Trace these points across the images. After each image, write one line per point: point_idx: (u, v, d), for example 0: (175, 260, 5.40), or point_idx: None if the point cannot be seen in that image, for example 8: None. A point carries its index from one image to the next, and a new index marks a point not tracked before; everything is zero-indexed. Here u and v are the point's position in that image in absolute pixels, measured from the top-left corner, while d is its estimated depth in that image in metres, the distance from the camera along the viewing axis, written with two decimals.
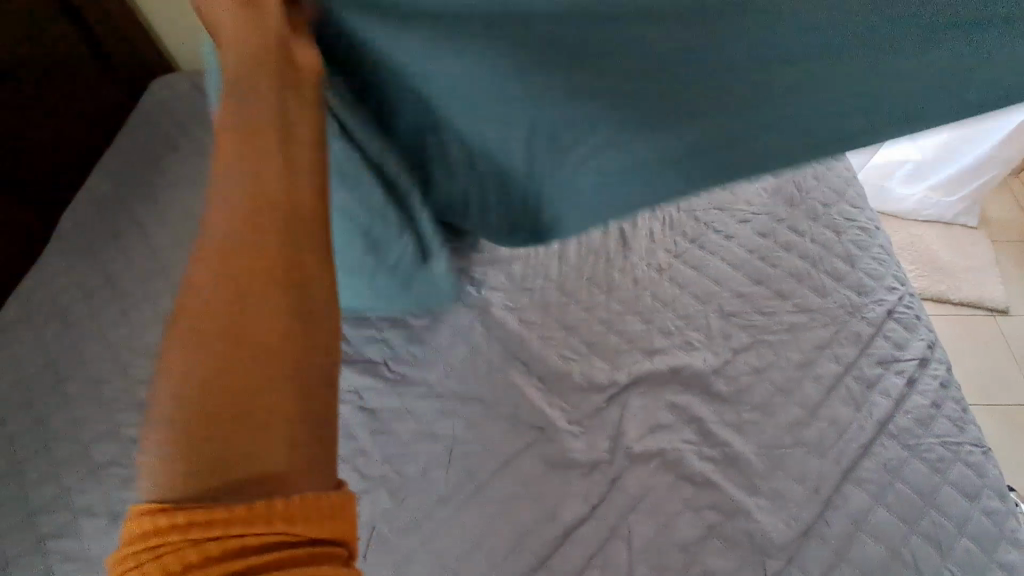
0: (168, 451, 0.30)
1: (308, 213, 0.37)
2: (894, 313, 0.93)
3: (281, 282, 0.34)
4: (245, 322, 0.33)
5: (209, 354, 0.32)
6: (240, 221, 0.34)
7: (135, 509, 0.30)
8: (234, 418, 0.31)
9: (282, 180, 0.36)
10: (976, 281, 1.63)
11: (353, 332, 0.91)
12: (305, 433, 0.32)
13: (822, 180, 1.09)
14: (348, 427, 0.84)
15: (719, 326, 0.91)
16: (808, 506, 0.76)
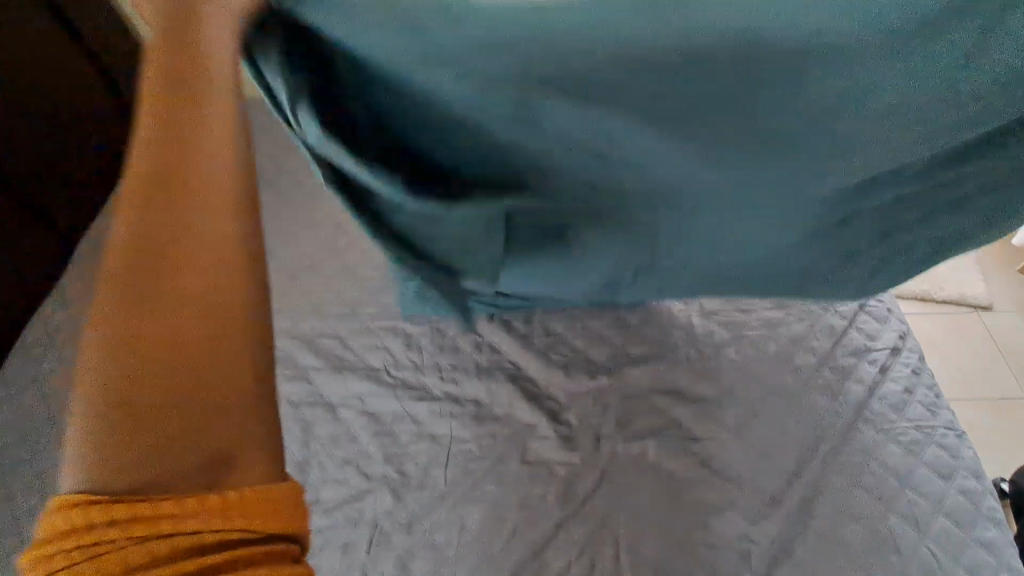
0: (103, 441, 0.31)
1: (247, 203, 0.38)
2: (867, 306, 0.98)
3: (218, 274, 0.35)
4: (188, 315, 0.34)
5: (141, 345, 0.33)
6: (169, 212, 0.35)
7: (63, 498, 0.30)
8: (171, 410, 0.32)
9: (216, 171, 0.37)
10: (958, 278, 1.68)
11: (356, 341, 1.00)
12: (250, 424, 0.35)
13: None
14: (352, 431, 0.90)
15: (700, 323, 0.96)
16: (789, 489, 0.80)
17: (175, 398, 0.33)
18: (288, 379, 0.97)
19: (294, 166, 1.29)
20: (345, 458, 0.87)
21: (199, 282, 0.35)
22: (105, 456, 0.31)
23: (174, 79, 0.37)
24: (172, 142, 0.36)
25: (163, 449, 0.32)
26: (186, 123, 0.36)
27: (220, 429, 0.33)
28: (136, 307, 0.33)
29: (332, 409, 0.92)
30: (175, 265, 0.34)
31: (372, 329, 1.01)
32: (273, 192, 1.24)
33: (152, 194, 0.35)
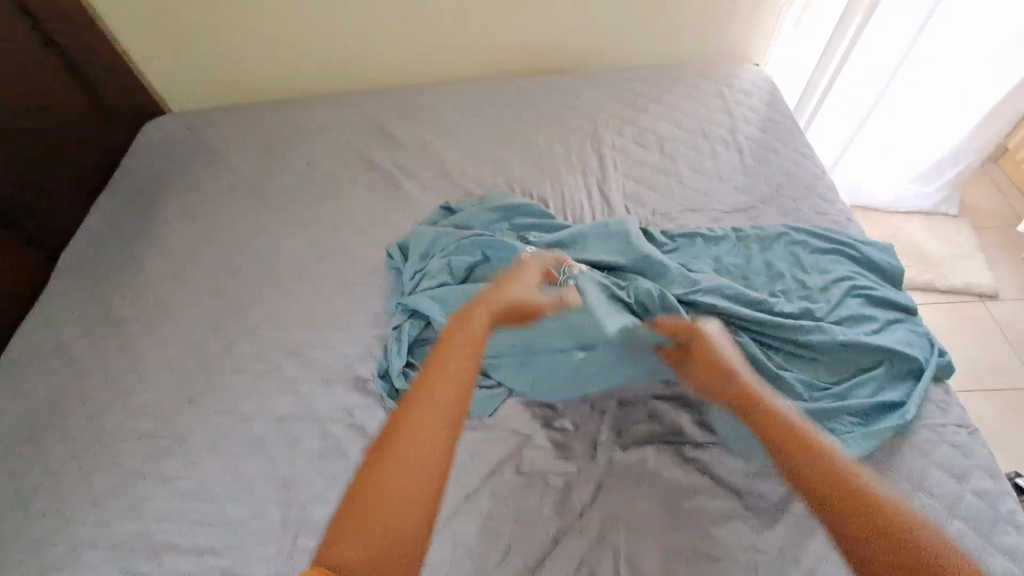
0: (355, 530, 0.64)
1: (449, 439, 0.72)
2: (873, 300, 0.93)
3: (413, 475, 0.68)
4: (398, 490, 0.66)
5: (378, 495, 0.66)
6: (412, 426, 0.73)
7: (324, 554, 0.62)
8: (378, 529, 0.64)
9: (438, 421, 0.73)
10: (962, 267, 1.65)
11: (343, 349, 0.97)
12: (408, 557, 0.64)
13: (794, 176, 1.13)
14: (340, 444, 0.87)
15: (690, 314, 0.92)
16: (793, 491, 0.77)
17: (379, 527, 0.64)
18: (275, 392, 0.94)
19: (279, 173, 1.26)
20: (334, 473, 0.84)
21: (420, 426, 0.72)
22: (356, 535, 0.64)
23: (442, 370, 0.79)
24: (433, 399, 0.76)
25: (368, 545, 0.63)
26: (434, 392, 0.76)
27: (391, 553, 0.63)
28: (384, 475, 0.68)
29: (320, 422, 0.89)
30: (405, 458, 0.69)
31: (360, 337, 0.98)
32: (259, 200, 1.22)
33: (413, 421, 0.74)
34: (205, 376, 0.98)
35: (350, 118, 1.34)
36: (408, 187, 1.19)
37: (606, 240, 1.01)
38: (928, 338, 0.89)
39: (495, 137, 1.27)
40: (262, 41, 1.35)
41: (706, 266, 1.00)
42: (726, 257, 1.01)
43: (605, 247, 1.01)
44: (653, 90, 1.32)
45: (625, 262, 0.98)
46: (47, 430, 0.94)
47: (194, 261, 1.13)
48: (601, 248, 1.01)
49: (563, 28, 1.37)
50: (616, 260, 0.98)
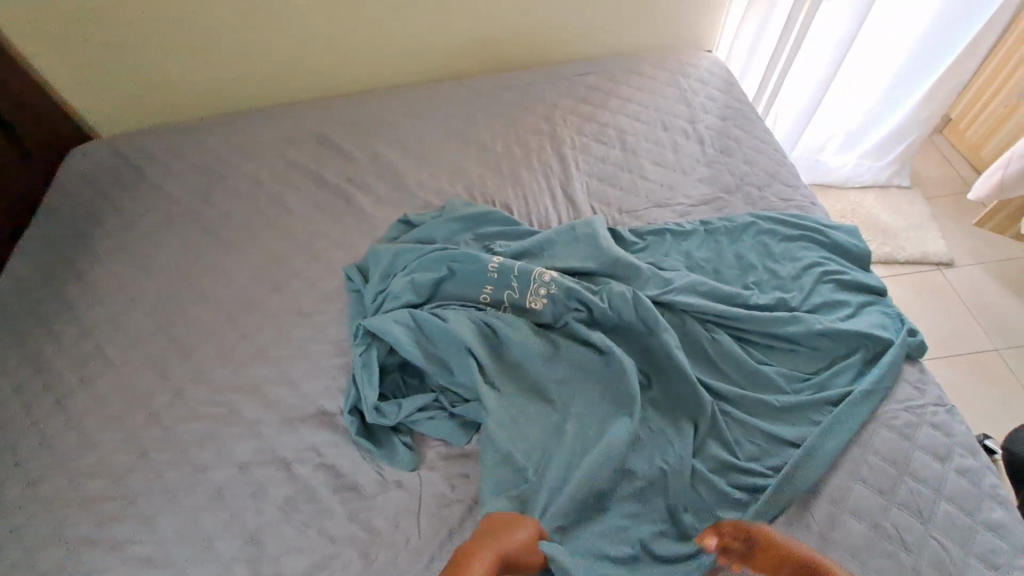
0: None
1: None
2: (843, 283, 0.93)
3: None
4: None
5: None
6: None
7: None
8: None
9: None
10: (918, 237, 1.69)
11: (307, 383, 0.91)
12: None
13: (756, 164, 1.11)
14: (312, 488, 0.81)
15: (665, 315, 0.90)
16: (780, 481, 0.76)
17: None
18: (235, 437, 0.87)
19: (222, 197, 1.17)
20: (306, 519, 0.78)
21: None
22: None
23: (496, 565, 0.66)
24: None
25: None
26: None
27: None
28: None
29: (287, 466, 0.83)
30: None
31: (323, 368, 0.92)
32: (201, 228, 1.13)
33: None
34: (155, 426, 0.90)
35: (295, 133, 1.26)
36: (363, 203, 1.13)
37: (576, 244, 0.98)
38: (899, 318, 0.89)
39: (450, 144, 1.21)
40: (192, 55, 1.26)
41: (677, 263, 0.98)
42: (697, 251, 1.00)
43: (577, 253, 0.97)
44: (609, 84, 1.29)
45: (597, 266, 0.94)
46: None
47: (136, 301, 1.05)
48: (571, 253, 0.97)
49: (512, 24, 1.32)
50: (586, 265, 0.95)
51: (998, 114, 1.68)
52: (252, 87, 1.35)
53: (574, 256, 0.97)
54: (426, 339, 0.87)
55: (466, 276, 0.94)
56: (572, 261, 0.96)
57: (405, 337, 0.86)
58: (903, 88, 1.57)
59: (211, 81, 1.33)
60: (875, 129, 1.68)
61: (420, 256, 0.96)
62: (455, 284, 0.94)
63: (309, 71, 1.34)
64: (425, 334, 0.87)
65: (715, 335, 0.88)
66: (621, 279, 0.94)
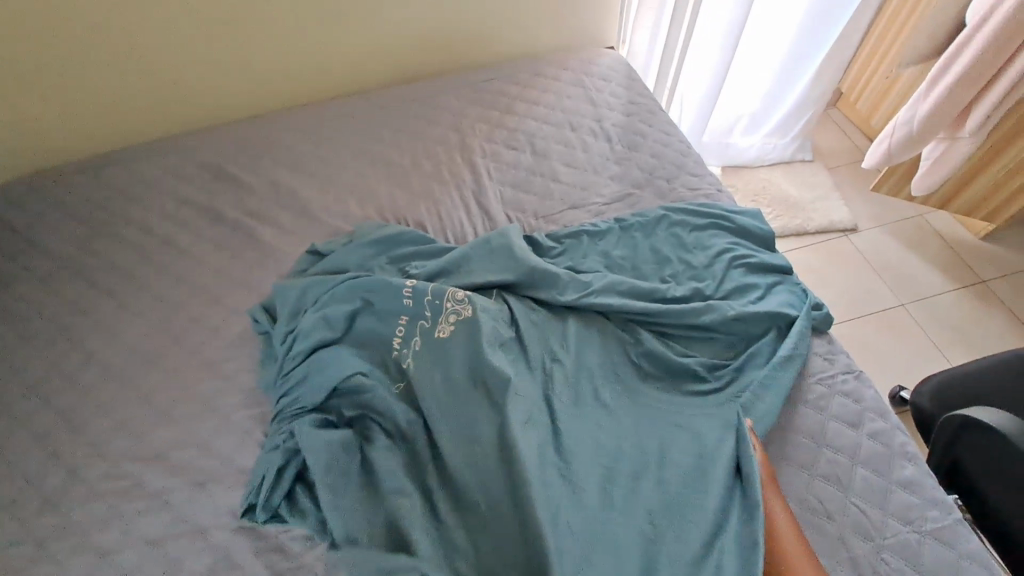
0: None
1: None
2: (751, 267, 0.96)
3: None
4: None
5: None
6: None
7: None
8: None
9: None
10: (824, 207, 1.79)
11: (219, 441, 0.85)
12: None
13: (662, 157, 1.13)
14: (232, 555, 0.75)
15: (583, 322, 0.90)
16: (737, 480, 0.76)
17: None
18: (140, 512, 0.79)
19: (107, 246, 1.07)
20: None
21: None
22: None
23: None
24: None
25: None
26: None
27: None
28: None
29: (203, 535, 0.77)
30: None
31: (237, 423, 0.86)
32: (86, 283, 1.03)
33: None
34: (44, 514, 0.80)
35: (185, 167, 1.17)
36: (267, 237, 1.06)
37: (492, 257, 0.95)
38: (805, 293, 0.93)
39: (356, 164, 1.16)
40: (54, 91, 1.14)
41: (595, 263, 0.98)
42: (614, 249, 1.00)
43: (494, 266, 0.95)
44: (513, 87, 1.27)
45: (515, 277, 0.93)
46: None
47: (10, 373, 0.93)
48: (489, 268, 0.95)
49: (408, 32, 1.28)
50: (505, 278, 0.93)
51: (882, 84, 1.80)
52: (132, 121, 1.25)
53: (491, 271, 0.94)
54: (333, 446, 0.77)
55: (380, 305, 0.89)
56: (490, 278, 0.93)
57: (312, 452, 0.76)
58: (792, 68, 1.66)
59: (83, 120, 1.21)
60: (775, 109, 1.77)
61: (331, 288, 0.91)
62: (371, 314, 0.89)
63: (196, 97, 1.25)
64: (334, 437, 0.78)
65: (638, 337, 0.88)
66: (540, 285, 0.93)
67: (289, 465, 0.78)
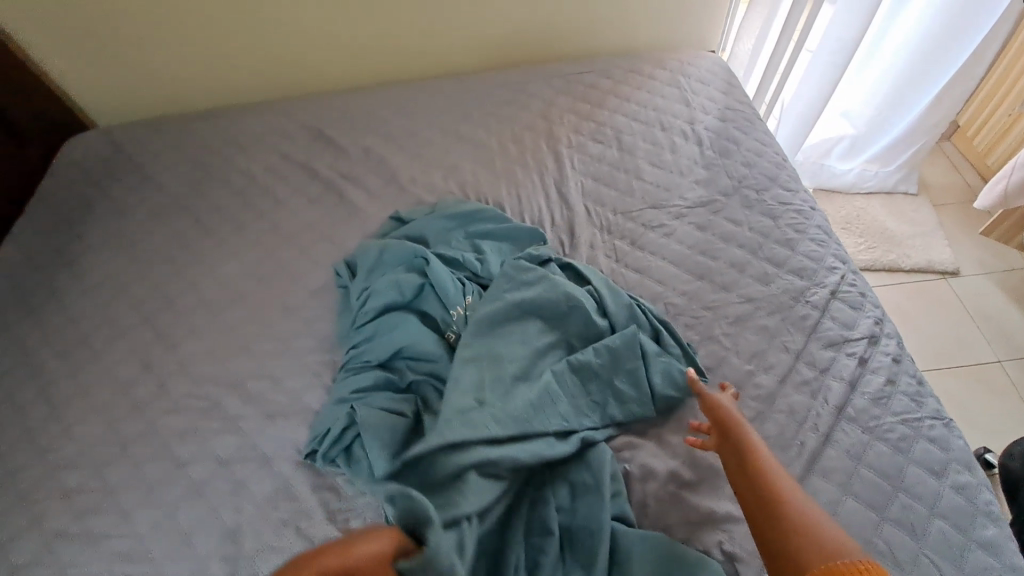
0: None
1: None
2: (839, 293, 0.91)
3: None
4: None
5: None
6: None
7: None
8: None
9: None
10: (924, 245, 1.66)
11: (291, 380, 0.90)
12: None
13: (755, 167, 1.08)
14: (290, 487, 0.80)
15: (626, 391, 0.80)
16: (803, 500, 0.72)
17: None
18: (215, 433, 0.86)
19: (214, 190, 1.17)
20: (283, 519, 0.77)
21: None
22: None
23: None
24: None
25: None
26: None
27: None
28: None
29: (268, 463, 0.82)
30: None
31: (308, 367, 0.92)
32: (192, 220, 1.13)
33: None
34: (136, 420, 0.89)
35: (289, 126, 1.26)
36: (355, 198, 1.12)
37: (503, 310, 0.86)
38: (664, 364, 0.82)
39: (445, 141, 1.20)
40: (184, 44, 1.25)
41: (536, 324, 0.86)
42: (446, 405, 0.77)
43: (504, 324, 0.86)
44: (606, 82, 1.27)
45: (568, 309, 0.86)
46: None
47: (116, 287, 1.04)
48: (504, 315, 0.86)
49: (511, 21, 1.31)
50: (527, 333, 0.85)
51: (1004, 122, 1.65)
52: (247, 80, 1.35)
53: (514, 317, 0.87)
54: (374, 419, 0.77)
55: (440, 290, 0.90)
56: (509, 336, 0.85)
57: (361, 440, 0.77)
58: (903, 93, 1.56)
59: (204, 76, 1.33)
60: (879, 136, 1.67)
61: (408, 256, 0.95)
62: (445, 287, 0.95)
63: (303, 63, 1.33)
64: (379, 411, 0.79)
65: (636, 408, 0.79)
66: (548, 324, 0.87)
67: (351, 413, 0.80)
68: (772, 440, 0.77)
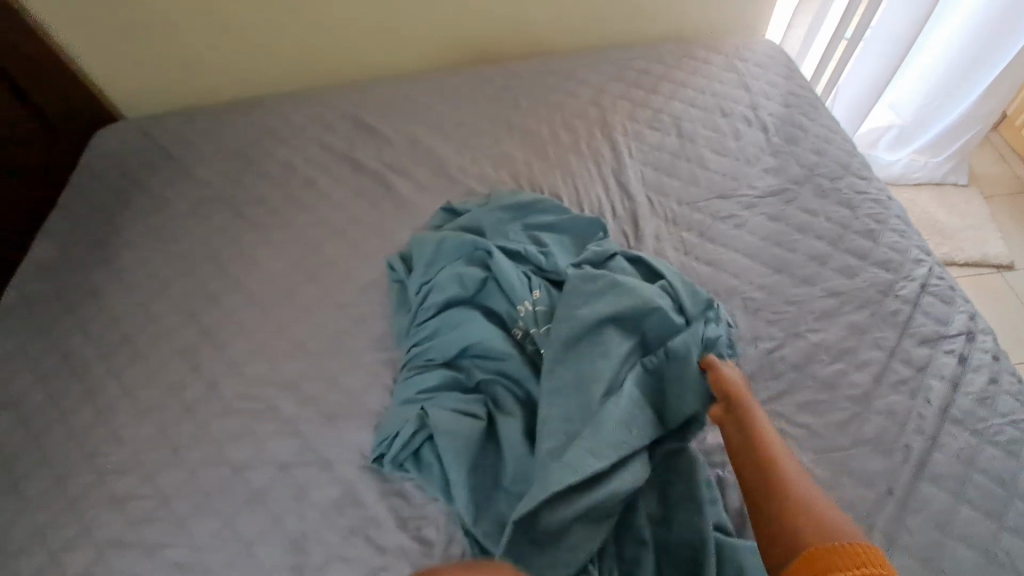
0: None
1: None
2: (929, 286, 0.85)
3: None
4: None
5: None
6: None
7: None
8: None
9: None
10: (977, 238, 1.60)
11: (349, 380, 0.86)
12: None
13: (825, 154, 1.03)
14: (356, 493, 0.75)
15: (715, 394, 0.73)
16: (910, 507, 0.67)
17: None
18: (272, 436, 0.82)
19: (254, 182, 1.12)
20: (351, 528, 0.73)
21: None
22: None
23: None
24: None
25: None
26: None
27: None
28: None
29: (330, 467, 0.78)
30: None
31: (365, 365, 0.87)
32: (233, 214, 1.08)
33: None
34: (186, 423, 0.84)
35: (328, 116, 1.21)
36: (403, 190, 1.07)
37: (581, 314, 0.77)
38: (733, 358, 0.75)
39: (493, 129, 1.15)
40: (218, 29, 1.20)
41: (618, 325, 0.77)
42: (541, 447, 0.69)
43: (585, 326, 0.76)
44: (659, 67, 1.21)
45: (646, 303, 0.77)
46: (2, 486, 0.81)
47: (158, 282, 1.00)
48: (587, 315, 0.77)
49: (557, 5, 1.26)
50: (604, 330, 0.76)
51: None
52: (283, 69, 1.30)
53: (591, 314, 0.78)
54: (448, 424, 0.73)
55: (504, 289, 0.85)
56: (593, 341, 0.76)
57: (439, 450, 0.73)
58: (959, 79, 1.50)
59: (237, 63, 1.27)
60: (931, 124, 1.60)
61: (468, 249, 0.91)
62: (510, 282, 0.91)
63: (339, 50, 1.28)
64: (453, 415, 0.75)
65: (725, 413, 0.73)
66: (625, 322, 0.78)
67: (421, 416, 0.75)
68: (873, 443, 0.72)
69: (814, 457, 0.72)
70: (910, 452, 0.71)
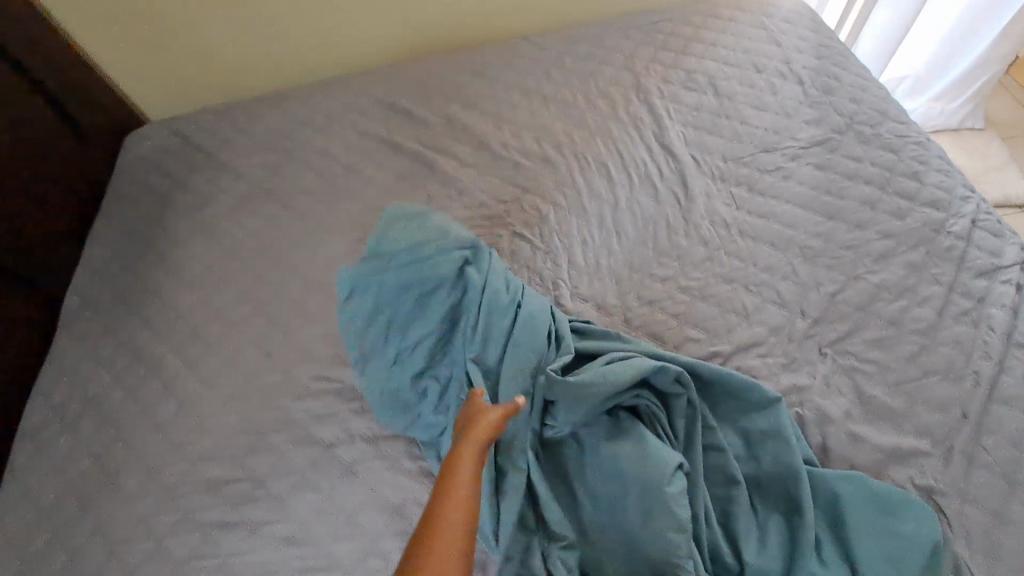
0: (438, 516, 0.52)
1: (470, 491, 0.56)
2: (979, 221, 0.88)
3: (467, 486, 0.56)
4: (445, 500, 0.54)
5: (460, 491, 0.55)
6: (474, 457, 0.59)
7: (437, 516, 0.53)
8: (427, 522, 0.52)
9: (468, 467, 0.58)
10: (998, 181, 1.62)
11: None
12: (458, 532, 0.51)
13: (863, 102, 1.04)
14: None
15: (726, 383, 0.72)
16: (986, 428, 0.71)
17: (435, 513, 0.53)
18: (357, 413, 0.84)
19: (298, 172, 1.13)
20: None
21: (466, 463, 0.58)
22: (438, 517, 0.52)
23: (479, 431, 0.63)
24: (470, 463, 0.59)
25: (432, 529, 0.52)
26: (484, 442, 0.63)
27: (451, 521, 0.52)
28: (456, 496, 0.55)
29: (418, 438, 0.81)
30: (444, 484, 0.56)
31: None
32: (281, 205, 1.09)
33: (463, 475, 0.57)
34: (270, 408, 0.87)
35: (362, 102, 1.21)
36: (449, 168, 1.08)
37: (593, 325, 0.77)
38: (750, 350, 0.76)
39: (529, 103, 1.16)
40: (245, 21, 1.19)
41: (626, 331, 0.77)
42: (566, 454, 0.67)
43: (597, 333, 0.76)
44: (687, 29, 1.22)
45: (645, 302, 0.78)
46: (98, 483, 0.83)
47: (217, 277, 1.01)
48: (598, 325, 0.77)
49: None
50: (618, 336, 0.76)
51: None
52: (309, 59, 1.30)
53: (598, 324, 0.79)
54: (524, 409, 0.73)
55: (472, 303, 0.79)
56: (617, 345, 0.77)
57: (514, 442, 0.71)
58: (974, 21, 1.50)
59: (264, 55, 1.27)
60: (947, 69, 1.61)
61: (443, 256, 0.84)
62: (547, 261, 0.93)
63: (364, 35, 1.28)
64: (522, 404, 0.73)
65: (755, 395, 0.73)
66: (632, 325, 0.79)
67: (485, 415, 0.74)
68: (944, 371, 0.75)
69: (888, 389, 0.75)
70: (980, 377, 0.74)
